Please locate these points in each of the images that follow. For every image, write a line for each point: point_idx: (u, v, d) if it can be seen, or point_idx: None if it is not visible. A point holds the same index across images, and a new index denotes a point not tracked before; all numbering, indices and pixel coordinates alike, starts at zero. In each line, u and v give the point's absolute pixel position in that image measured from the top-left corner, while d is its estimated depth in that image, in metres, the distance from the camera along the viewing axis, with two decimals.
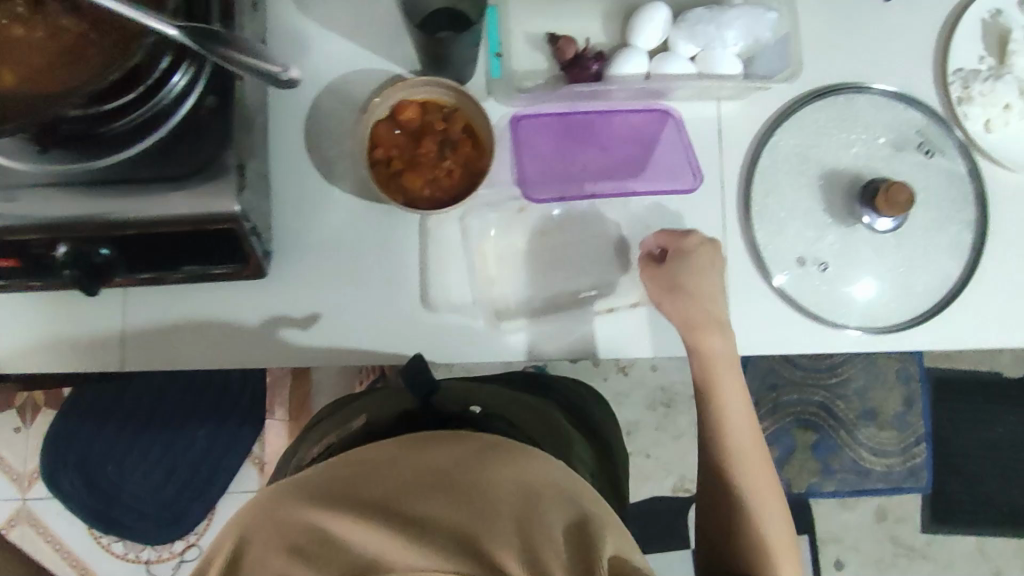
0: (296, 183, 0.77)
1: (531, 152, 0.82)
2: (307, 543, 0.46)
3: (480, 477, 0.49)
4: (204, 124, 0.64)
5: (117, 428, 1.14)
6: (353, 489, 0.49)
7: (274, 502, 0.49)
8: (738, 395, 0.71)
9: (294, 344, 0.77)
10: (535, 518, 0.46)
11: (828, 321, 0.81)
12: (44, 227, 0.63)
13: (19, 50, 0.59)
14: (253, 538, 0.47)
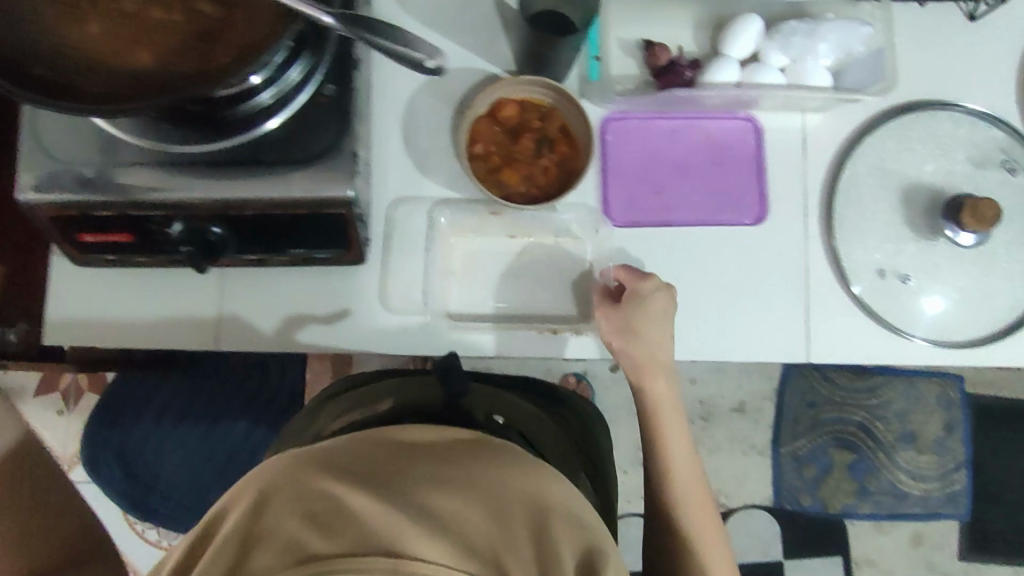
0: (391, 174, 0.79)
1: (617, 172, 0.82)
2: (324, 516, 0.45)
3: (504, 480, 0.49)
4: (323, 112, 0.67)
5: (156, 417, 1.13)
6: (373, 468, 0.48)
7: (292, 463, 0.48)
8: (682, 437, 0.73)
9: (381, 331, 0.78)
10: (544, 532, 0.47)
11: (904, 334, 0.81)
12: (166, 205, 0.66)
13: (159, 34, 0.62)
14: (270, 499, 0.46)
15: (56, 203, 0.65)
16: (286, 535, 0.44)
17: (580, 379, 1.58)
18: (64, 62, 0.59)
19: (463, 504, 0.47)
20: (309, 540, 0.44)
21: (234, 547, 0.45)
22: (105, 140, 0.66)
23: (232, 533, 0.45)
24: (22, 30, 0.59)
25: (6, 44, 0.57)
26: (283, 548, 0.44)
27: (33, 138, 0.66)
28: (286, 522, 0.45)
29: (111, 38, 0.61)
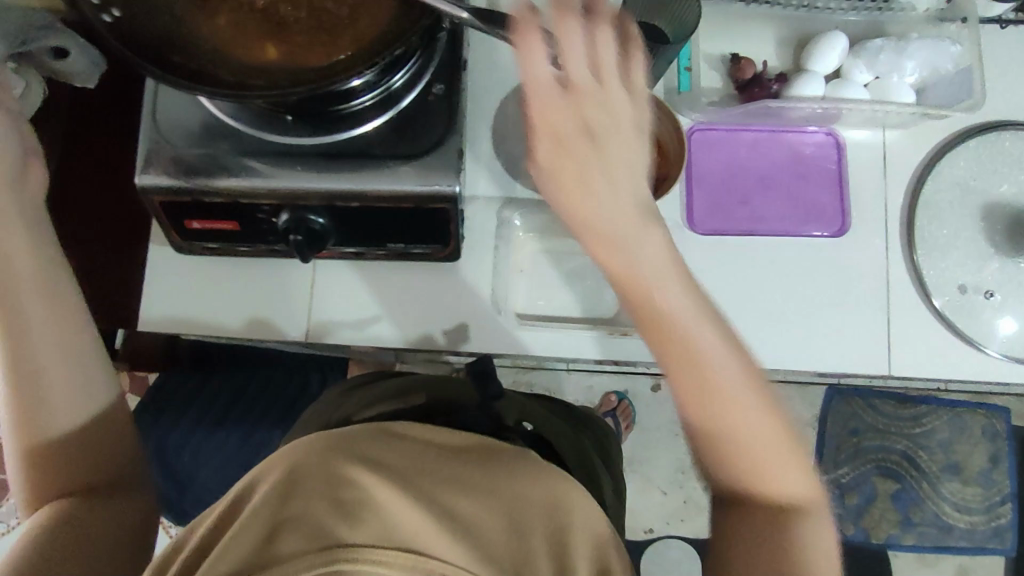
0: (480, 175, 0.81)
1: (701, 183, 0.84)
2: (352, 505, 0.55)
3: (515, 489, 0.60)
4: (432, 109, 0.69)
5: (195, 419, 1.15)
6: (396, 466, 0.58)
7: (322, 453, 0.57)
8: (729, 381, 0.50)
9: (465, 328, 0.78)
10: (558, 536, 0.58)
11: (987, 350, 0.81)
12: (277, 195, 0.68)
13: (283, 27, 0.65)
14: (301, 486, 0.55)
15: (173, 188, 0.68)
16: (317, 520, 0.53)
17: (622, 400, 1.53)
18: (199, 51, 0.62)
19: (476, 506, 0.58)
20: (336, 526, 0.53)
21: (265, 525, 0.53)
22: (220, 131, 0.69)
23: (263, 511, 0.54)
24: (160, 19, 0.61)
25: (147, 32, 0.60)
26: (313, 532, 0.53)
27: (154, 128, 0.69)
28: (317, 507, 0.54)
29: (239, 30, 0.64)
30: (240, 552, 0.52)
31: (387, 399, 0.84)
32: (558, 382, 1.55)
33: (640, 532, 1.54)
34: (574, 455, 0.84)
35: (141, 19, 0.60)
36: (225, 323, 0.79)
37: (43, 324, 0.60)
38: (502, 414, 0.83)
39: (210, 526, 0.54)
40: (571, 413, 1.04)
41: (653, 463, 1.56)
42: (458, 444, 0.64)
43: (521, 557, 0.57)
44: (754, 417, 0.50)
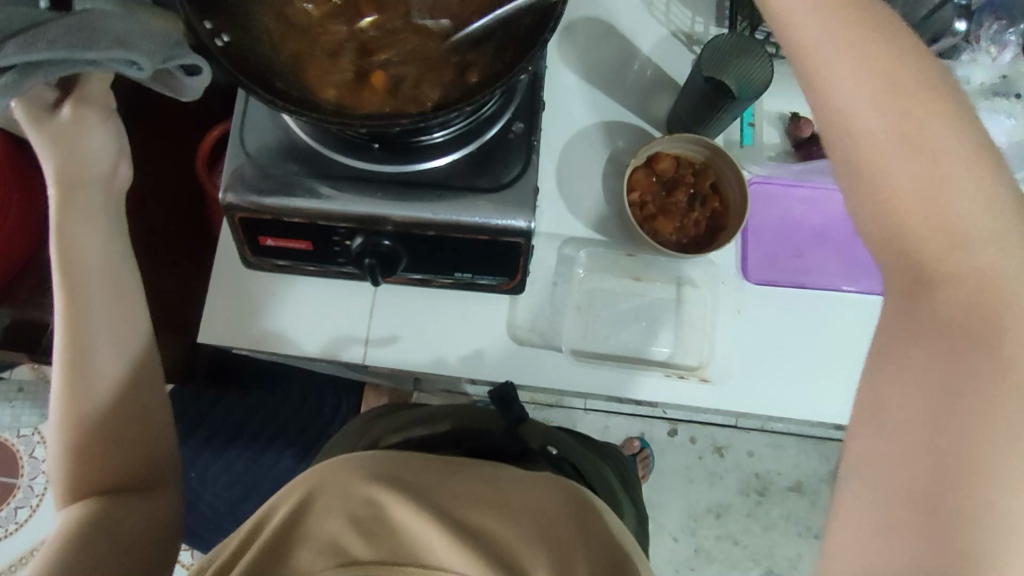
0: (544, 212, 0.83)
1: (756, 238, 0.85)
2: (369, 524, 0.59)
3: (531, 505, 0.61)
4: (512, 146, 0.72)
5: (205, 438, 1.15)
6: (412, 483, 0.61)
7: (341, 471, 0.61)
8: (949, 155, 0.48)
9: (520, 361, 0.80)
10: (559, 536, 0.59)
11: None
12: (352, 220, 0.70)
13: (382, 56, 0.67)
14: (319, 502, 0.59)
15: (253, 208, 0.70)
16: (332, 537, 0.58)
17: (643, 447, 1.53)
18: (299, 78, 0.65)
19: (490, 521, 0.60)
20: (351, 543, 0.57)
21: (281, 539, 0.58)
22: (304, 155, 0.71)
23: (280, 526, 0.58)
24: (264, 50, 0.64)
25: (253, 59, 0.63)
26: (325, 549, 0.57)
27: (240, 148, 0.71)
28: (332, 525, 0.58)
29: (339, 57, 0.67)
30: (260, 558, 0.57)
31: (413, 425, 0.85)
32: (574, 420, 1.54)
33: None
34: (603, 489, 0.83)
35: (246, 47, 0.63)
36: (283, 339, 0.80)
37: (103, 313, 0.65)
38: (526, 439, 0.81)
39: (233, 547, 0.58)
40: (596, 446, 1.01)
41: (665, 509, 1.54)
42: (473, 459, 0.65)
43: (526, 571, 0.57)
44: (961, 216, 0.47)
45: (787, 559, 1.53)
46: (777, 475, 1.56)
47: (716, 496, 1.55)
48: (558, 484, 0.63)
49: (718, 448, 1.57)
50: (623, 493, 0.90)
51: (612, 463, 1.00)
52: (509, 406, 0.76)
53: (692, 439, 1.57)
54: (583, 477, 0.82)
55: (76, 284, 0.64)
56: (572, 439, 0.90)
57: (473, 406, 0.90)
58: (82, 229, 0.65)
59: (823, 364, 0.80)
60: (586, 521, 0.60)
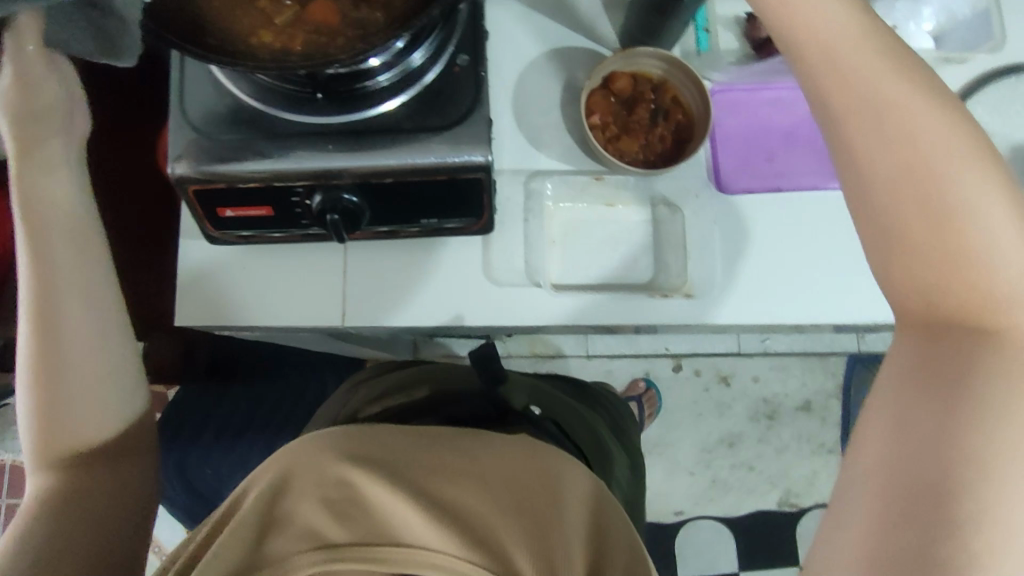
0: (505, 148, 0.81)
1: (726, 148, 0.83)
2: (344, 505, 0.56)
3: (508, 473, 0.59)
4: (460, 80, 0.71)
5: (212, 436, 1.14)
6: (386, 459, 0.58)
7: (312, 453, 0.58)
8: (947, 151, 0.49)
9: (499, 304, 0.79)
10: (545, 517, 0.56)
11: None
12: (311, 177, 0.69)
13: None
14: (295, 487, 0.57)
15: (205, 179, 0.68)
16: (307, 522, 0.55)
17: (649, 387, 1.52)
18: (232, 34, 0.65)
19: (468, 496, 0.58)
20: (325, 526, 0.55)
21: (252, 528, 0.54)
22: (249, 117, 0.69)
23: (255, 507, 0.55)
24: (194, 9, 0.65)
25: (183, 18, 0.64)
26: (301, 534, 0.55)
27: (181, 116, 0.69)
28: (307, 509, 0.56)
29: (269, 5, 0.68)
30: (238, 552, 0.53)
31: (389, 394, 0.85)
32: (576, 368, 1.54)
33: (672, 514, 1.52)
34: (589, 443, 0.83)
35: (178, 5, 0.65)
36: (260, 312, 0.80)
37: (70, 273, 0.63)
38: (508, 399, 0.81)
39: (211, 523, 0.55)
40: (590, 395, 1.02)
41: (677, 444, 1.55)
42: (447, 430, 0.63)
43: (512, 551, 0.55)
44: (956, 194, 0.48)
45: (802, 477, 1.54)
46: (785, 398, 1.56)
47: (726, 425, 1.55)
48: (547, 454, 0.60)
49: (723, 377, 1.56)
50: (617, 443, 0.90)
51: (605, 413, 0.99)
52: (489, 361, 0.82)
53: (697, 372, 1.56)
54: (569, 435, 0.81)
55: (39, 238, 0.62)
56: (558, 395, 0.91)
57: (452, 371, 0.91)
58: (46, 182, 0.63)
59: (800, 274, 0.79)
60: (565, 485, 0.58)
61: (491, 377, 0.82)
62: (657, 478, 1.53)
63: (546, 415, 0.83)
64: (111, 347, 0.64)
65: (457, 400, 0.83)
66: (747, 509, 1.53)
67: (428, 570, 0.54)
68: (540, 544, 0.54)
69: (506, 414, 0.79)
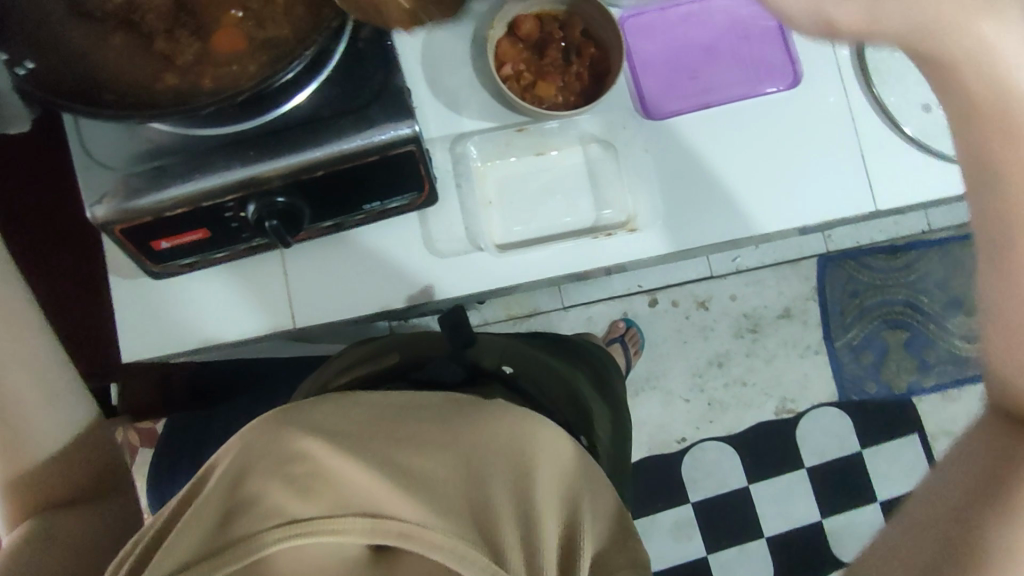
0: (428, 116, 0.79)
1: (647, 76, 0.81)
2: (306, 480, 0.53)
3: (474, 441, 0.59)
4: (366, 55, 0.68)
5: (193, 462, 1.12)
6: (350, 434, 0.57)
7: (272, 429, 0.56)
8: None
9: (452, 277, 0.78)
10: (516, 475, 0.57)
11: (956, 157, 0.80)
12: (237, 187, 0.66)
13: (216, 27, 0.64)
14: (256, 467, 0.53)
15: (128, 215, 0.65)
16: (269, 498, 0.51)
17: (630, 326, 1.44)
18: (130, 82, 0.61)
19: (436, 466, 0.56)
20: (288, 501, 0.51)
21: (216, 511, 0.50)
22: (167, 144, 0.67)
23: (218, 493, 0.51)
24: (79, 62, 0.61)
25: (69, 75, 0.59)
26: (265, 512, 0.50)
27: (85, 154, 0.66)
28: (268, 486, 0.52)
29: (167, 45, 0.63)
30: (197, 538, 0.48)
31: (361, 361, 0.82)
32: (556, 322, 1.45)
33: (674, 443, 1.44)
34: (567, 395, 0.81)
35: (61, 67, 0.60)
36: (213, 327, 0.78)
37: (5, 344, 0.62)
38: (479, 359, 0.82)
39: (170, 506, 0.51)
40: (561, 340, 0.98)
41: (669, 376, 1.46)
42: (408, 403, 0.63)
43: (487, 512, 0.54)
44: None
45: (796, 382, 1.44)
46: (766, 309, 1.45)
47: (713, 348, 1.46)
48: (517, 416, 0.62)
49: (701, 300, 1.46)
50: (595, 388, 0.89)
51: (585, 359, 0.95)
52: (459, 324, 0.82)
53: (675, 302, 1.46)
54: (543, 393, 0.80)
55: None
56: (529, 348, 0.87)
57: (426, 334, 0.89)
58: None
59: (738, 190, 0.78)
60: (532, 449, 0.60)
61: (461, 342, 0.82)
62: (653, 412, 1.45)
63: (518, 373, 0.82)
64: (58, 374, 0.65)
65: (425, 364, 0.82)
66: (750, 423, 1.44)
67: (396, 540, 0.50)
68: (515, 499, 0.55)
69: (474, 376, 0.80)
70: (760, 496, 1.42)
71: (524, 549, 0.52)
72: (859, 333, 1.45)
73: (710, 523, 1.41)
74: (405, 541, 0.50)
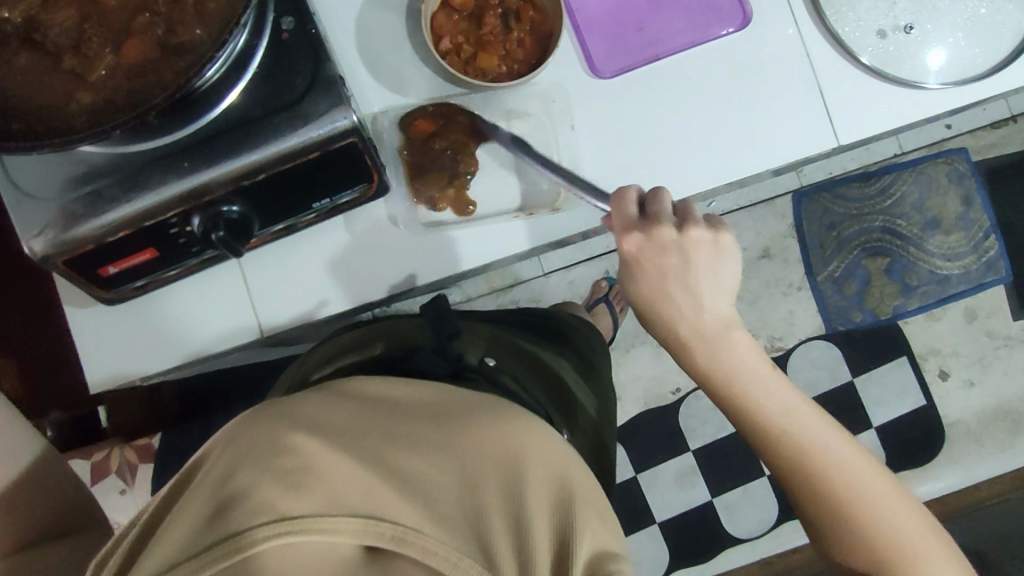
0: (370, 100, 0.76)
1: (595, 34, 0.79)
2: (295, 473, 0.46)
3: (475, 439, 0.53)
4: (292, 47, 0.64)
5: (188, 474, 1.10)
6: (342, 432, 0.52)
7: (262, 424, 0.50)
8: (716, 346, 0.61)
9: (416, 264, 0.77)
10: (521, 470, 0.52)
11: (909, 83, 0.79)
12: (176, 201, 0.63)
13: (127, 35, 0.61)
14: (245, 462, 0.47)
15: (67, 244, 0.62)
16: (256, 493, 0.44)
17: (612, 283, 1.42)
18: (43, 106, 0.60)
19: (432, 466, 0.52)
20: (277, 496, 0.44)
21: (204, 510, 0.44)
22: (93, 164, 0.63)
23: (202, 494, 0.45)
24: None
25: None
26: (254, 505, 0.43)
27: (12, 185, 0.63)
28: (256, 479, 0.45)
29: (78, 62, 0.60)
30: (180, 540, 0.42)
31: (342, 354, 0.78)
32: (538, 290, 1.43)
33: (669, 395, 1.44)
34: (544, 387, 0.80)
35: None
36: (180, 344, 0.77)
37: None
38: (460, 352, 0.77)
39: (153, 508, 0.46)
40: (549, 325, 0.97)
41: None
42: (406, 403, 0.58)
43: (486, 514, 0.49)
44: (726, 364, 0.61)
45: None
46: None
47: None
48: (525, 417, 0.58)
49: None
50: (574, 369, 0.88)
51: (562, 339, 0.95)
52: (444, 318, 0.80)
53: None
54: (523, 384, 0.77)
55: None
56: (515, 343, 0.85)
57: (403, 322, 0.85)
58: None
59: (692, 144, 0.78)
60: (534, 448, 0.54)
61: (445, 334, 0.78)
62: (644, 367, 1.45)
63: (501, 367, 0.78)
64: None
65: (410, 356, 0.76)
66: None
67: (389, 545, 0.45)
68: (518, 491, 0.51)
69: (460, 371, 0.73)
70: None
71: (519, 554, 0.47)
72: (840, 264, 1.39)
73: (711, 467, 1.43)
74: (400, 546, 0.45)
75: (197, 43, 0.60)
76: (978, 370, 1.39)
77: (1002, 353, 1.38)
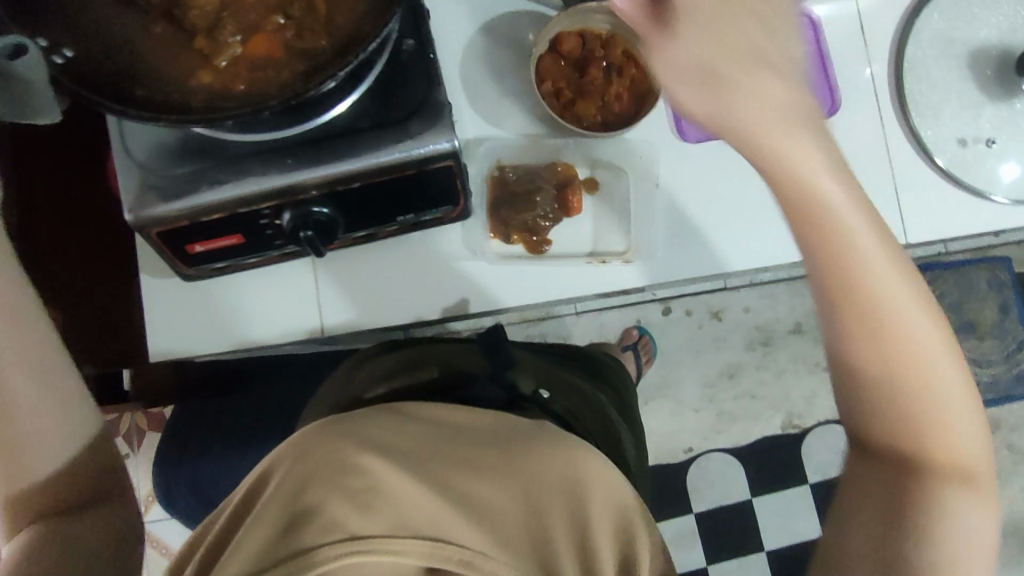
0: (466, 124, 0.79)
1: None
2: (365, 495, 0.50)
3: (534, 468, 0.54)
4: (409, 66, 0.68)
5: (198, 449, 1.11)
6: (402, 450, 0.54)
7: (327, 439, 0.52)
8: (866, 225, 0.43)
9: (482, 282, 0.78)
10: (584, 505, 0.53)
11: (978, 193, 0.81)
12: (272, 195, 0.66)
13: (259, 30, 0.65)
14: (314, 479, 0.50)
15: (165, 218, 0.65)
16: (327, 512, 0.49)
17: (642, 333, 1.42)
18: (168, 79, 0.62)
19: (492, 490, 0.54)
20: (348, 516, 0.49)
21: (277, 523, 0.48)
22: (199, 144, 0.66)
23: (279, 498, 0.49)
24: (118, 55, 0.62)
25: (105, 68, 0.60)
26: (327, 525, 0.48)
27: (124, 150, 0.66)
28: (328, 501, 0.49)
29: (209, 45, 0.64)
30: (258, 548, 0.47)
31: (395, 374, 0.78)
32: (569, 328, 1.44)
33: (680, 453, 1.44)
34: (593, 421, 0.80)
35: (94, 57, 0.60)
36: (239, 325, 0.79)
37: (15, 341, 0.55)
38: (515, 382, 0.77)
39: (235, 505, 0.50)
40: (585, 357, 0.98)
41: (679, 385, 1.45)
42: (465, 423, 0.59)
43: (543, 540, 0.53)
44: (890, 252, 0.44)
45: (804, 397, 1.45)
46: (777, 324, 1.45)
47: (724, 359, 1.45)
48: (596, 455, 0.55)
49: (715, 312, 1.45)
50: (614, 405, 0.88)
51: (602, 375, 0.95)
52: (499, 348, 0.82)
53: (688, 311, 1.45)
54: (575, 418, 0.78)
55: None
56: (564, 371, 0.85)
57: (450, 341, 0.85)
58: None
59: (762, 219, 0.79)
60: (595, 478, 0.54)
61: (501, 362, 0.80)
62: (660, 420, 1.44)
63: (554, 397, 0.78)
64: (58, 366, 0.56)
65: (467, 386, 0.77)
66: (756, 436, 1.44)
67: (455, 567, 0.50)
68: (581, 523, 0.53)
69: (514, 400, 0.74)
70: (763, 509, 1.43)
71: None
72: None
73: (710, 531, 1.42)
74: (466, 569, 0.50)
75: (327, 51, 0.63)
76: (994, 482, 1.38)
77: (1019, 468, 1.37)
